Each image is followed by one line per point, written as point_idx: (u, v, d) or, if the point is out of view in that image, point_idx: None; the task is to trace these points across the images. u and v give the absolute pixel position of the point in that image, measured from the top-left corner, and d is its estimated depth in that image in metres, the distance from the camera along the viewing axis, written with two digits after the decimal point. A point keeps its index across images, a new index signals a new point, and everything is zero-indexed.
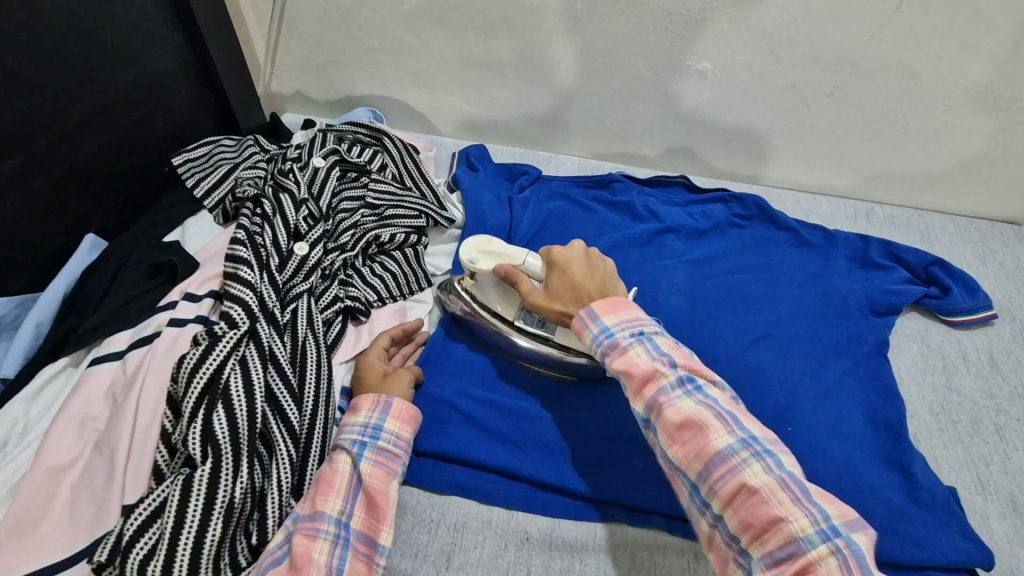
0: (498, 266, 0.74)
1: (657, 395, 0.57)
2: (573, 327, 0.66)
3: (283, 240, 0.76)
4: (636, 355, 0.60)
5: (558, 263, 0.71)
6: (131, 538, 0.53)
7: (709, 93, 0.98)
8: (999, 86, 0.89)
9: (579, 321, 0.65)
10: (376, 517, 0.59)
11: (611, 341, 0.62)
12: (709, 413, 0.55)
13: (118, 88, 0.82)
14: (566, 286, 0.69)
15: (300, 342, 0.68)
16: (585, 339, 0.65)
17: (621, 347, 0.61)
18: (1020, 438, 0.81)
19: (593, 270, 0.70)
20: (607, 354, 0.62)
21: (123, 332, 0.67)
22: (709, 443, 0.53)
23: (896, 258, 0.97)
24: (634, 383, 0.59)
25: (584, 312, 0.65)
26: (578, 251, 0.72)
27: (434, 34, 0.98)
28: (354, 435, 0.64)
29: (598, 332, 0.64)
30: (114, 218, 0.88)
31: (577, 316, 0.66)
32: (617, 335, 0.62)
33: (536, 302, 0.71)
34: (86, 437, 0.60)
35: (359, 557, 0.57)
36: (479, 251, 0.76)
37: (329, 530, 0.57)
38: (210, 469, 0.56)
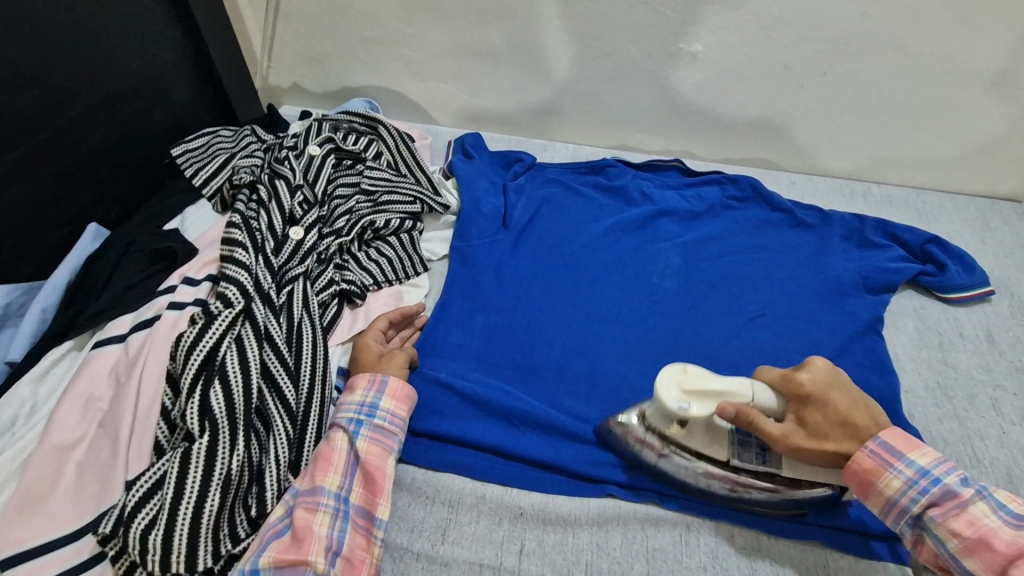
0: (727, 405, 0.62)
1: (970, 529, 0.56)
2: (862, 472, 0.60)
3: (279, 225, 0.77)
4: (979, 511, 0.56)
5: (813, 394, 0.62)
6: (133, 509, 0.55)
7: (702, 75, 0.98)
8: (994, 61, 0.89)
9: (873, 462, 0.60)
10: (374, 491, 0.61)
11: (944, 494, 0.57)
12: None
13: (118, 82, 0.84)
14: (831, 423, 0.62)
15: (296, 322, 0.69)
16: (893, 490, 0.59)
17: (957, 500, 0.57)
18: (1017, 413, 0.81)
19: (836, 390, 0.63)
20: (936, 512, 0.57)
21: (125, 316, 0.68)
22: None
23: (893, 237, 0.96)
24: (947, 525, 0.57)
25: (875, 443, 0.61)
26: (822, 371, 0.64)
27: (427, 22, 0.99)
28: (351, 413, 0.65)
29: (909, 476, 0.59)
30: (117, 209, 0.90)
31: (868, 454, 0.61)
32: (943, 486, 0.58)
33: (793, 446, 0.62)
34: (90, 417, 0.62)
35: (358, 530, 0.60)
36: (693, 392, 0.63)
37: (329, 503, 0.59)
38: (207, 442, 0.58)
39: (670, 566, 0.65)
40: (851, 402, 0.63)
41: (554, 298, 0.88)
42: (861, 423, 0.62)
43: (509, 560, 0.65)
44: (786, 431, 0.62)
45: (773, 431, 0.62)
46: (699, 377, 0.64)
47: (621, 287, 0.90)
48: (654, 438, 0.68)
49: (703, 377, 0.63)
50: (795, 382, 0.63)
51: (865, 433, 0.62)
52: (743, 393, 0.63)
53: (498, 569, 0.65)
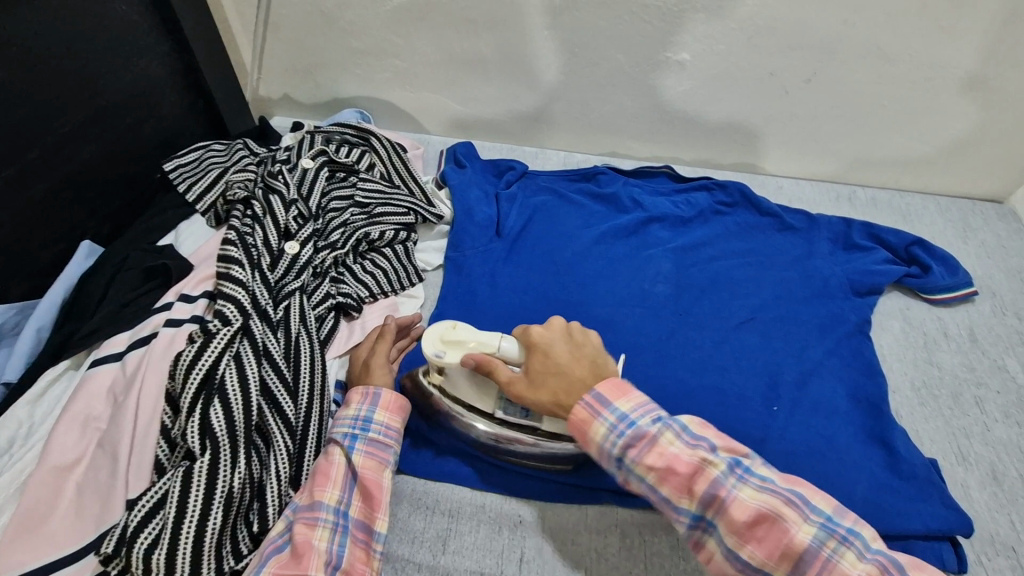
0: (470, 354, 0.66)
1: (711, 489, 0.54)
2: (579, 423, 0.60)
3: (274, 240, 0.78)
4: (669, 445, 0.57)
5: (539, 345, 0.65)
6: (136, 529, 0.55)
7: (689, 83, 1.00)
8: (971, 66, 0.91)
9: (585, 412, 0.60)
10: (372, 505, 0.62)
11: (637, 435, 0.57)
12: (779, 501, 0.53)
13: (107, 98, 0.84)
14: (550, 372, 0.64)
15: (293, 337, 0.70)
16: (600, 438, 0.58)
17: (650, 439, 0.57)
18: (1000, 410, 0.83)
19: (578, 347, 0.66)
20: (633, 452, 0.57)
21: (121, 333, 0.69)
22: (720, 494, 0.54)
23: (878, 239, 0.98)
24: (677, 482, 0.56)
25: (587, 395, 0.60)
26: (557, 328, 0.67)
27: (417, 33, 1.00)
28: (346, 428, 0.65)
29: (616, 422, 0.58)
30: (109, 224, 0.90)
31: (582, 405, 0.60)
32: (637, 426, 0.58)
33: (518, 392, 0.64)
34: (89, 436, 0.62)
35: (357, 543, 0.60)
36: (443, 340, 0.67)
37: (329, 518, 0.59)
38: (208, 460, 0.58)
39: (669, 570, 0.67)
40: (578, 355, 0.65)
41: (548, 306, 0.89)
42: (579, 374, 0.63)
43: (509, 568, 0.66)
44: (513, 378, 0.65)
45: (503, 378, 0.65)
46: (457, 328, 0.68)
47: (613, 294, 0.91)
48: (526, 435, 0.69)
49: (464, 331, 0.67)
50: (526, 335, 0.67)
51: (583, 384, 0.62)
52: (487, 342, 0.66)
53: None
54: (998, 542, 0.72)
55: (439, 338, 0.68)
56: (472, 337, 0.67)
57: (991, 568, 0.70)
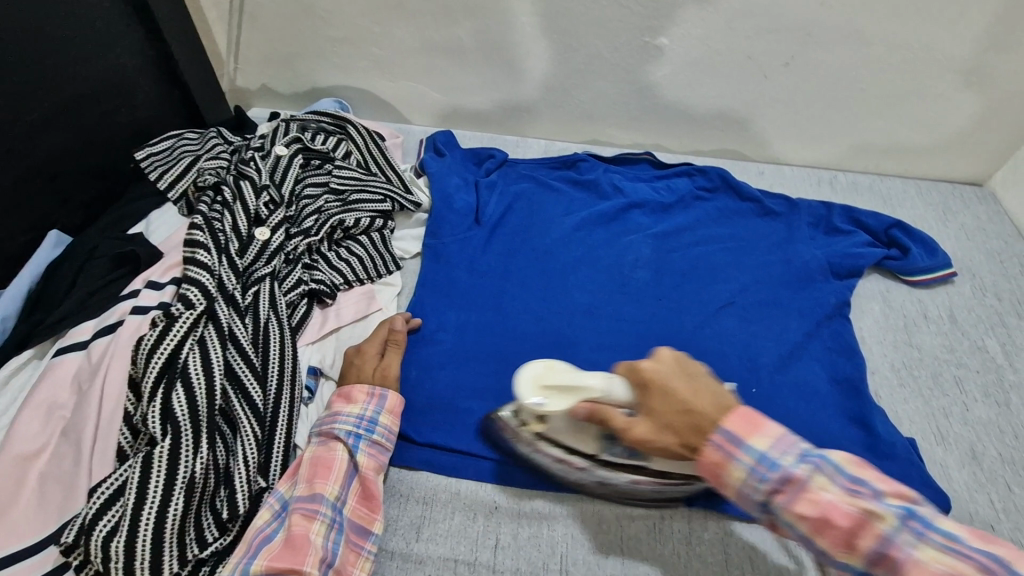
0: (579, 404, 0.60)
1: (880, 546, 0.47)
2: (712, 464, 0.53)
3: (243, 226, 0.76)
4: (823, 492, 0.49)
5: (652, 385, 0.57)
6: (93, 517, 0.54)
7: (669, 68, 0.99)
8: (950, 48, 0.91)
9: (718, 454, 0.52)
10: (368, 507, 0.62)
11: (784, 478, 0.50)
12: (969, 566, 0.44)
13: (77, 85, 0.82)
14: (675, 412, 0.56)
15: (262, 323, 0.69)
16: (740, 483, 0.51)
17: (799, 484, 0.50)
18: (979, 389, 0.83)
19: (689, 381, 0.57)
20: (782, 499, 0.50)
21: (87, 322, 0.67)
22: (890, 550, 0.46)
23: (858, 223, 0.98)
24: (834, 535, 0.48)
25: (717, 435, 0.53)
26: (669, 360, 0.58)
27: (394, 21, 0.98)
28: (349, 425, 0.64)
29: (756, 465, 0.51)
30: (80, 215, 0.88)
31: (713, 446, 0.53)
32: (783, 467, 0.50)
33: (637, 438, 0.57)
34: (52, 425, 0.61)
35: (349, 546, 0.60)
36: (540, 386, 0.62)
37: (327, 513, 0.59)
38: (169, 445, 0.57)
39: (646, 555, 0.66)
40: (698, 387, 0.56)
41: (527, 293, 0.88)
42: (701, 410, 0.55)
43: (484, 555, 0.65)
44: (631, 422, 0.57)
45: (619, 424, 0.58)
46: (565, 372, 0.61)
47: (593, 281, 0.90)
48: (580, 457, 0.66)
49: (565, 371, 0.62)
50: (636, 372, 0.58)
51: (709, 423, 0.54)
52: (595, 387, 0.59)
53: (473, 564, 0.65)
54: (977, 521, 0.72)
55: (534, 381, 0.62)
56: (575, 385, 0.60)
57: None
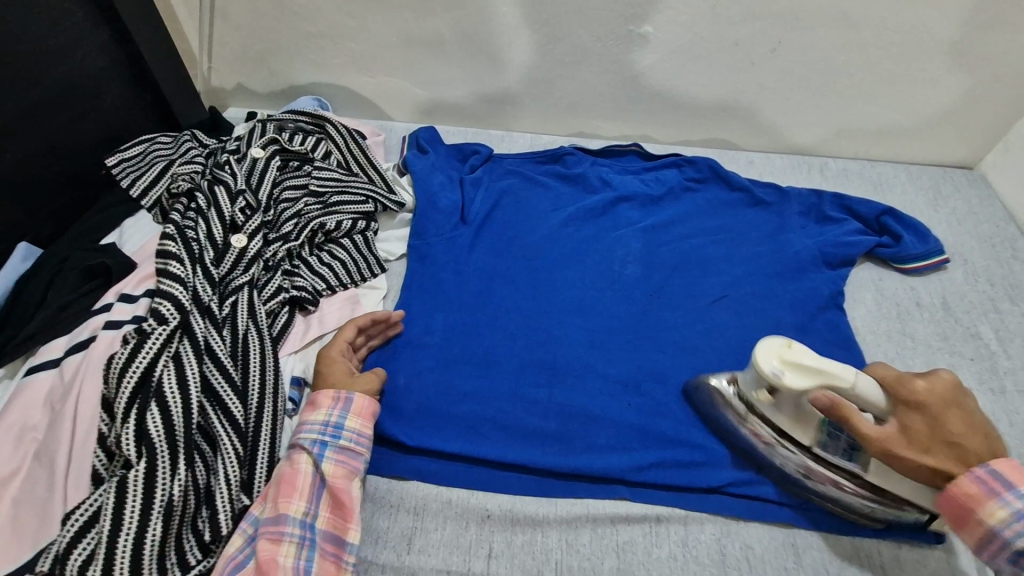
0: (823, 395, 0.61)
1: None
2: (964, 498, 0.57)
3: (219, 233, 0.74)
4: None
5: (929, 408, 0.60)
6: (68, 545, 0.52)
7: (655, 56, 0.96)
8: (939, 30, 0.89)
9: (978, 488, 0.57)
10: (343, 515, 0.60)
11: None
12: None
13: (40, 91, 0.79)
14: (938, 441, 0.59)
15: (240, 334, 0.67)
16: (995, 522, 0.55)
17: None
18: (974, 377, 0.82)
19: (967, 411, 0.60)
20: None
21: (59, 338, 0.65)
22: None
23: (850, 210, 0.96)
24: None
25: (982, 470, 0.57)
26: (950, 385, 0.61)
27: (371, 14, 0.95)
28: (315, 433, 0.63)
29: (1021, 511, 0.54)
30: (50, 226, 0.85)
31: (972, 478, 0.57)
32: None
33: (890, 453, 0.60)
34: (24, 448, 0.59)
35: (327, 557, 0.58)
36: (789, 367, 0.62)
37: (294, 532, 0.57)
38: (145, 468, 0.55)
39: (643, 560, 0.65)
40: (974, 423, 0.59)
41: (516, 293, 0.86)
42: (970, 446, 0.58)
43: (477, 565, 0.64)
44: (881, 431, 0.61)
45: (868, 431, 0.60)
46: (821, 360, 0.62)
47: (582, 278, 0.88)
48: (768, 430, 0.69)
49: (807, 352, 0.63)
50: (908, 388, 0.60)
51: (974, 457, 0.58)
52: (845, 379, 0.61)
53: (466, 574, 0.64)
54: None
55: (783, 367, 0.63)
56: (827, 369, 0.61)
57: None
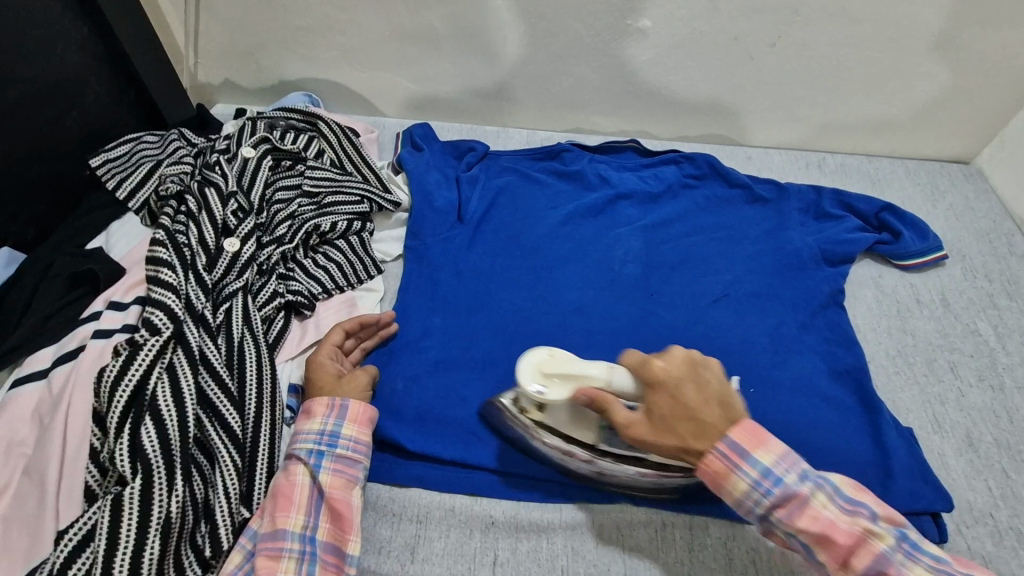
0: (581, 392, 0.59)
1: (876, 564, 0.52)
2: (712, 476, 0.56)
3: (211, 238, 0.72)
4: (822, 508, 0.54)
5: (665, 390, 0.57)
6: (63, 565, 0.51)
7: (653, 51, 0.95)
8: (938, 24, 0.89)
9: (722, 464, 0.56)
10: (342, 526, 0.58)
11: (786, 495, 0.54)
12: None
13: (18, 89, 0.76)
14: (679, 416, 0.57)
15: (236, 341, 0.65)
16: (740, 494, 0.55)
17: (803, 500, 0.54)
18: (974, 374, 0.82)
19: (704, 384, 0.58)
20: (781, 513, 0.55)
21: (46, 348, 0.63)
22: (884, 567, 0.52)
23: (848, 207, 0.96)
24: (835, 551, 0.54)
25: (722, 445, 0.56)
26: (681, 361, 0.59)
27: (362, 8, 0.93)
28: (310, 444, 0.61)
29: (760, 480, 0.55)
30: (32, 229, 0.83)
31: (716, 455, 0.56)
32: (785, 485, 0.55)
33: (641, 439, 0.58)
34: (12, 463, 0.57)
35: (328, 568, 0.56)
36: (547, 374, 0.60)
37: (293, 547, 0.56)
38: (140, 485, 0.53)
39: (649, 565, 0.65)
40: (707, 396, 0.57)
41: (515, 294, 0.84)
42: (709, 418, 0.56)
43: (482, 573, 0.64)
44: (633, 419, 0.58)
45: (622, 421, 0.58)
46: (568, 359, 0.61)
47: (582, 278, 0.87)
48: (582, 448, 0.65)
49: (569, 360, 0.61)
50: (647, 369, 0.58)
51: (716, 431, 0.56)
52: (597, 376, 0.59)
53: None
54: (976, 510, 0.72)
55: (536, 368, 0.61)
56: (582, 372, 0.59)
57: (971, 536, 0.70)
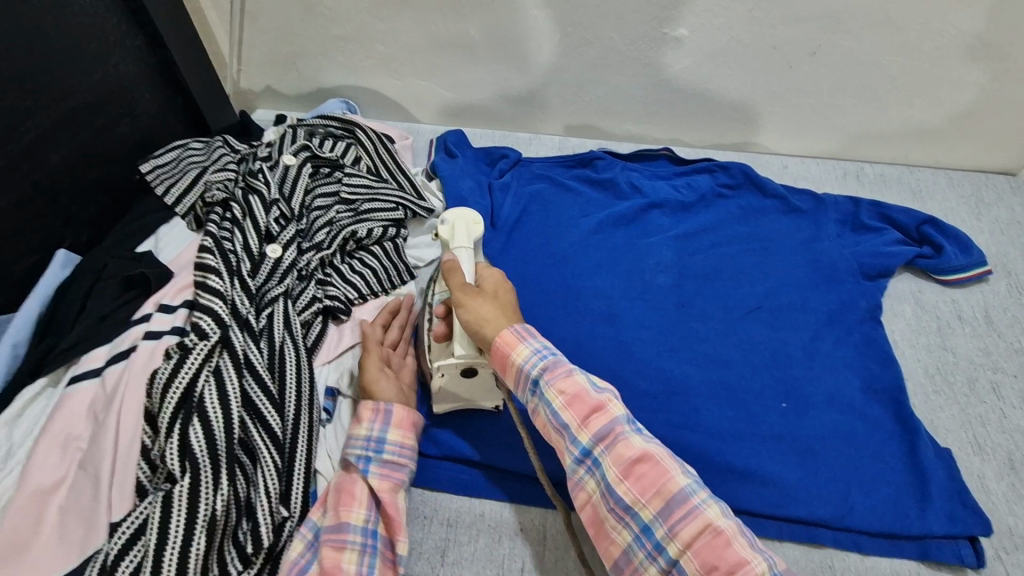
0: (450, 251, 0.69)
1: (608, 426, 0.55)
2: (501, 344, 0.60)
3: (254, 244, 0.74)
4: (583, 382, 0.57)
5: (494, 278, 0.67)
6: (116, 557, 0.53)
7: (689, 59, 0.94)
8: (986, 32, 0.86)
9: (512, 336, 0.61)
10: (395, 523, 0.61)
11: (554, 363, 0.59)
12: (660, 450, 0.54)
13: (77, 99, 0.80)
14: (497, 299, 0.64)
15: (277, 345, 0.67)
16: (522, 360, 0.60)
17: (566, 370, 0.58)
18: (1018, 395, 0.80)
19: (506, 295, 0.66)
20: (550, 377, 0.58)
21: (100, 348, 0.66)
22: (615, 427, 0.55)
23: (888, 219, 0.94)
24: (580, 411, 0.56)
25: (519, 325, 0.61)
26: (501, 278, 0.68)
27: (401, 18, 0.95)
28: (359, 449, 0.62)
29: (533, 351, 0.60)
30: (86, 231, 0.87)
31: (511, 330, 0.61)
32: (559, 357, 0.60)
33: (463, 300, 0.64)
34: (70, 457, 0.60)
35: (385, 564, 0.59)
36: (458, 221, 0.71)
37: (355, 540, 0.58)
38: (189, 483, 0.56)
39: None
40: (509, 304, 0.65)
41: (546, 304, 0.85)
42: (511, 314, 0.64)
43: None
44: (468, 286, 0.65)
45: (459, 281, 0.66)
46: (477, 238, 0.71)
47: (612, 287, 0.87)
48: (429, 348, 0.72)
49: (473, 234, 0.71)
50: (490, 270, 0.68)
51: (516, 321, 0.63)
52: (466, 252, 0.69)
53: None
54: (1017, 535, 0.70)
55: (457, 219, 0.71)
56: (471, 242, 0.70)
57: (1011, 562, 0.68)
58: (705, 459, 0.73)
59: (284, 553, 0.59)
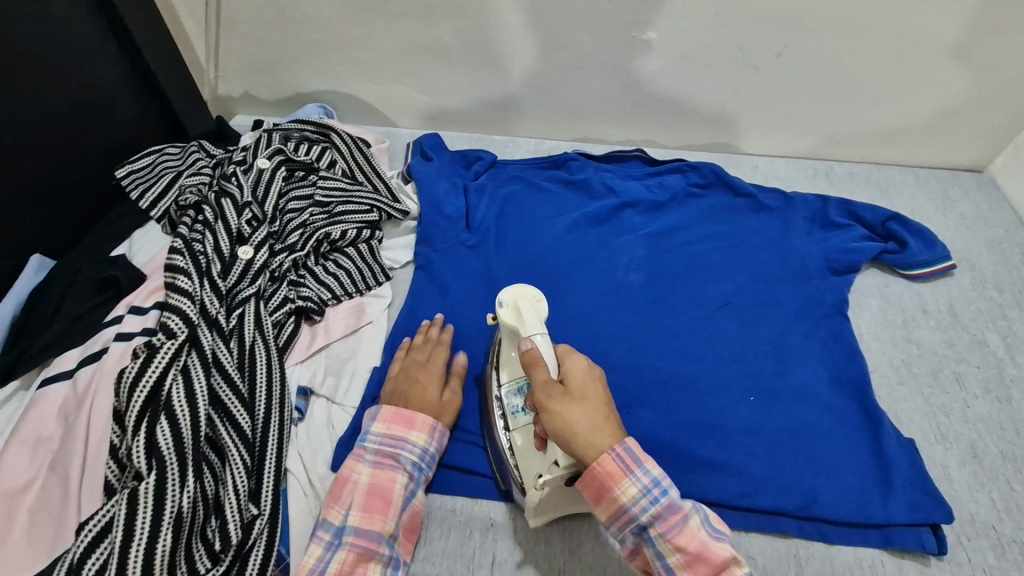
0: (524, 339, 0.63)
1: (674, 520, 0.55)
2: (598, 464, 0.55)
3: (225, 246, 0.75)
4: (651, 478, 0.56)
5: (580, 371, 0.60)
6: (81, 556, 0.54)
7: (660, 61, 0.96)
8: (946, 33, 0.88)
9: (616, 467, 0.55)
10: (408, 536, 0.65)
11: (630, 462, 0.56)
12: (719, 540, 0.55)
13: (53, 105, 0.80)
14: (589, 406, 0.58)
15: (247, 344, 0.68)
16: (629, 499, 0.55)
17: (639, 470, 0.56)
18: (980, 385, 0.82)
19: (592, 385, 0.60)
20: (662, 527, 0.55)
21: (72, 350, 0.66)
22: (681, 521, 0.55)
23: (855, 217, 0.96)
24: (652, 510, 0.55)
25: (620, 447, 0.56)
26: (584, 367, 0.61)
27: (375, 23, 0.96)
28: (414, 460, 0.64)
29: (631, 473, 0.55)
30: (63, 236, 0.87)
31: (612, 455, 0.55)
32: (670, 498, 0.56)
33: (549, 405, 0.57)
34: (40, 458, 0.60)
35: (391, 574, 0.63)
36: (516, 303, 0.66)
37: (386, 552, 0.61)
38: (155, 480, 0.57)
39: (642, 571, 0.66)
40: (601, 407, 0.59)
41: None
42: (606, 427, 0.57)
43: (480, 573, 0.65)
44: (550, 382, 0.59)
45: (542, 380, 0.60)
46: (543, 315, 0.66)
47: (585, 285, 0.89)
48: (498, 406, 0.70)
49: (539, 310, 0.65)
50: (572, 358, 0.62)
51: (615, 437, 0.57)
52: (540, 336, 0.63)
53: None
54: (978, 522, 0.71)
55: (516, 299, 0.66)
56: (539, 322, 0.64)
57: (972, 548, 0.69)
58: (674, 453, 0.74)
59: (251, 551, 0.59)
